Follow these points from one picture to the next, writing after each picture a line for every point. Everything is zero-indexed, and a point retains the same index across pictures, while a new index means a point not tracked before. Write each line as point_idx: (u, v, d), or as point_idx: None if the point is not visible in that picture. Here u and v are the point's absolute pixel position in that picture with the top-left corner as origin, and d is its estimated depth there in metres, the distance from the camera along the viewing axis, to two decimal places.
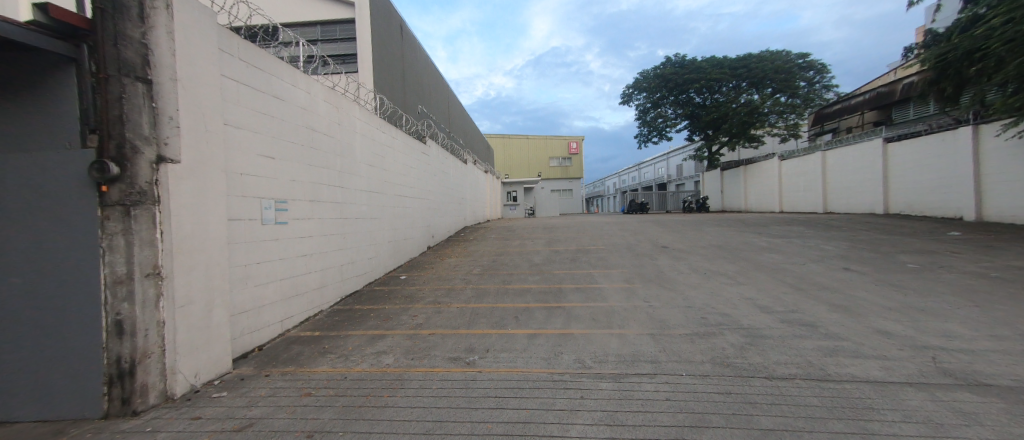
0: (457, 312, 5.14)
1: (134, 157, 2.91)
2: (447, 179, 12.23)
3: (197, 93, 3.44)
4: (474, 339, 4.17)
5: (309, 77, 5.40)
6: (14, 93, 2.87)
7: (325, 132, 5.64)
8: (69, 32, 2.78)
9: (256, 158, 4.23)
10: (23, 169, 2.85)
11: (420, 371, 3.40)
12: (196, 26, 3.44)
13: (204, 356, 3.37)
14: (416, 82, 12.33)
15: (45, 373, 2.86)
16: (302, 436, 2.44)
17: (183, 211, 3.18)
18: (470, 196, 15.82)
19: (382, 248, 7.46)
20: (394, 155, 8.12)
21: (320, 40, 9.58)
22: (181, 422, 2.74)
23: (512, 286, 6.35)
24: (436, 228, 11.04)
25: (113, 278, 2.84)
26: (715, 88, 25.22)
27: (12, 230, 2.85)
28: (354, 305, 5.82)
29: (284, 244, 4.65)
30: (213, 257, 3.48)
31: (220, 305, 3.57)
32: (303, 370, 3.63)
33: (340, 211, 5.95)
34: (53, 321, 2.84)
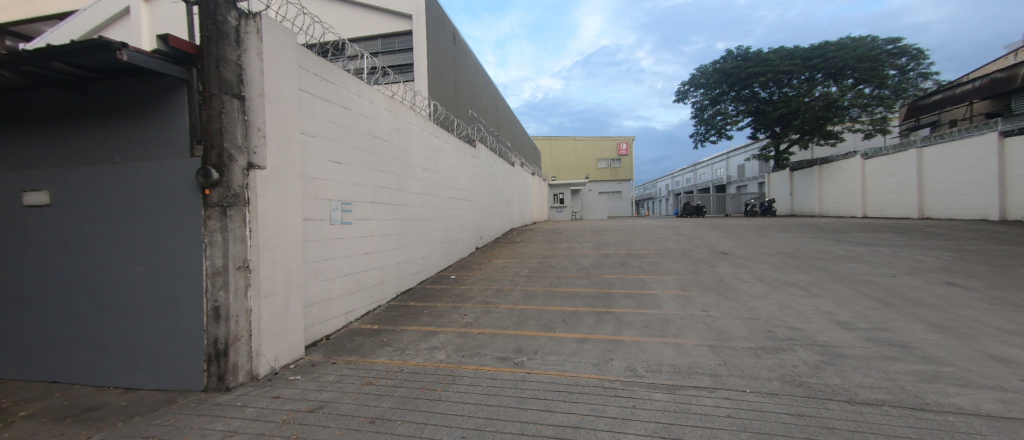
0: (506, 313, 5.23)
1: (230, 163, 3.33)
2: (496, 182, 12.45)
3: (282, 106, 3.85)
4: (522, 340, 4.20)
5: (372, 87, 5.80)
6: (143, 111, 3.44)
7: (385, 138, 6.03)
8: (183, 58, 3.28)
9: (327, 164, 4.64)
10: (149, 176, 3.39)
11: (471, 368, 3.52)
12: (281, 47, 3.86)
13: (282, 341, 3.75)
14: (467, 87, 12.71)
15: (161, 349, 3.37)
16: (365, 422, 2.62)
17: (267, 211, 3.56)
18: (518, 198, 15.95)
19: (434, 248, 7.78)
20: (446, 159, 8.44)
21: (381, 52, 10.23)
22: (264, 400, 3.07)
23: (560, 289, 6.31)
24: (485, 230, 11.29)
25: (213, 269, 3.27)
26: (784, 81, 23.10)
27: (140, 226, 3.40)
28: (408, 301, 6.14)
29: (348, 242, 5.03)
30: (290, 253, 3.86)
31: (296, 297, 3.96)
32: (364, 360, 3.89)
33: (397, 213, 6.31)
34: (168, 304, 3.34)
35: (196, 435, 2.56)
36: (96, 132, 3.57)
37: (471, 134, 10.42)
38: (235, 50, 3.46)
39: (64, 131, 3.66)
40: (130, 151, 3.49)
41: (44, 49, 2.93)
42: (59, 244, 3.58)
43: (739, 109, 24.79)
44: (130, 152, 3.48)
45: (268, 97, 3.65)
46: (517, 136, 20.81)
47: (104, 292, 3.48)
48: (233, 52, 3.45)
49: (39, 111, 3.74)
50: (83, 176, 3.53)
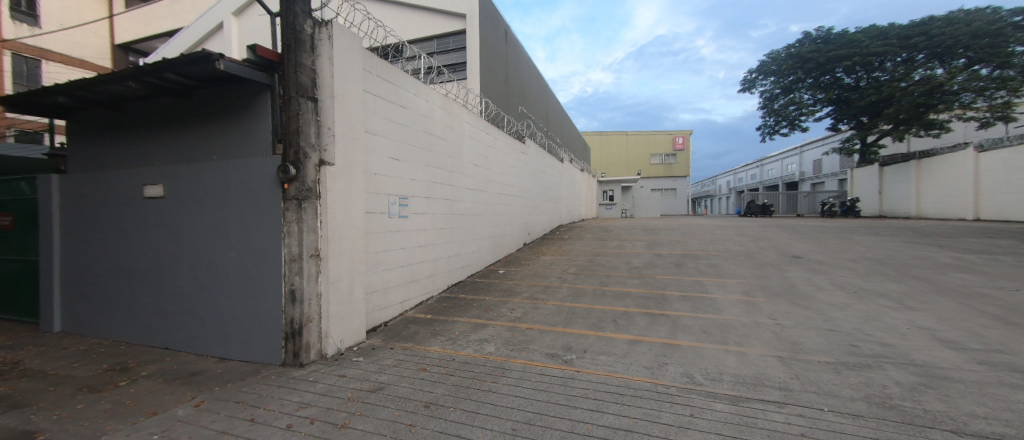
0: (554, 310, 5.20)
1: (305, 160, 3.64)
2: (544, 178, 12.39)
3: (349, 107, 4.13)
4: (571, 338, 4.16)
5: (428, 87, 6.02)
6: (236, 114, 3.89)
7: (440, 136, 6.24)
8: (267, 65, 3.65)
9: (387, 161, 4.90)
10: (239, 172, 3.82)
11: (520, 362, 3.56)
12: (349, 51, 4.14)
13: (347, 325, 4.06)
14: (518, 84, 12.75)
15: (247, 326, 3.80)
16: (421, 405, 2.76)
17: (335, 204, 3.86)
18: (566, 195, 15.75)
19: (483, 243, 7.94)
20: (496, 156, 8.55)
21: (436, 52, 10.57)
22: (332, 377, 3.35)
23: (609, 289, 6.14)
24: (533, 226, 11.30)
25: (290, 256, 3.61)
26: (875, 64, 20.35)
27: (232, 217, 3.86)
28: (459, 294, 6.34)
29: (405, 235, 5.30)
30: (354, 244, 4.16)
31: (359, 284, 4.26)
32: (419, 347, 4.09)
33: (449, 208, 6.53)
34: (253, 286, 3.77)
35: (276, 404, 2.86)
36: (200, 134, 4.10)
37: (521, 130, 10.46)
38: (310, 55, 3.78)
39: (175, 133, 4.25)
40: (226, 150, 3.98)
41: (161, 62, 3.42)
42: (171, 231, 4.17)
43: (817, 98, 22.31)
44: (226, 151, 3.95)
45: (337, 99, 3.93)
46: (567, 132, 20.49)
47: (205, 273, 4.01)
48: (308, 57, 3.76)
49: (157, 116, 4.36)
50: (189, 173, 4.06)
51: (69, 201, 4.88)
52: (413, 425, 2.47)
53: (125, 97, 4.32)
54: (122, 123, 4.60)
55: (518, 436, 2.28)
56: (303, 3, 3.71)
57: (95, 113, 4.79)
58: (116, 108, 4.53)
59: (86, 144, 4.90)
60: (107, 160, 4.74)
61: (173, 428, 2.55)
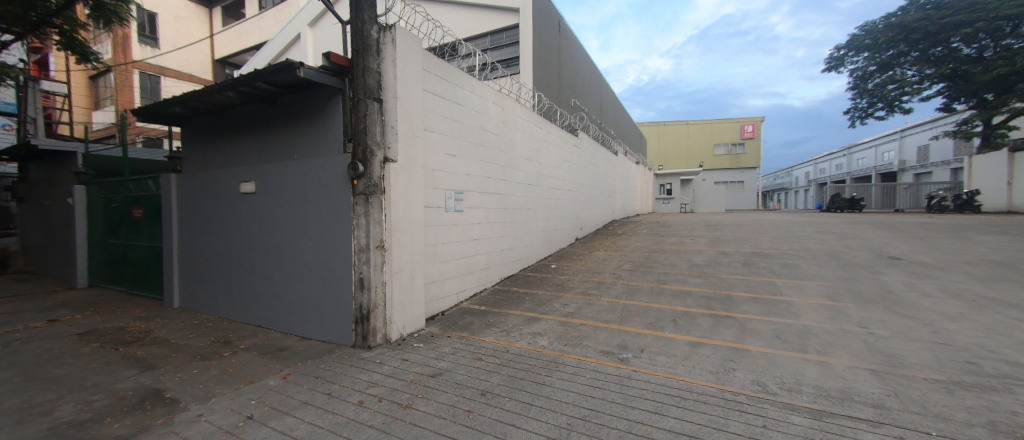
0: (608, 307, 5.08)
1: (371, 157, 3.91)
2: (598, 172, 12.09)
3: (410, 106, 4.34)
4: (627, 337, 4.03)
5: (483, 83, 6.12)
6: (313, 117, 4.29)
7: (493, 131, 6.33)
8: (338, 70, 3.97)
9: (444, 157, 5.08)
10: (316, 169, 4.19)
11: (574, 358, 3.53)
12: (410, 53, 4.33)
13: (408, 312, 4.31)
14: (571, 76, 12.52)
15: (323, 309, 4.20)
16: (477, 393, 2.86)
17: (397, 199, 4.10)
18: (620, 188, 15.23)
19: (536, 237, 7.96)
20: (549, 149, 8.49)
21: (490, 49, 10.67)
22: (396, 361, 3.59)
23: (668, 287, 5.85)
24: (585, 221, 11.11)
25: (359, 247, 3.91)
26: (1005, 30, 17.03)
27: (311, 210, 4.26)
28: (511, 287, 6.43)
29: (460, 229, 5.47)
30: (415, 236, 4.38)
31: (419, 275, 4.48)
32: (475, 337, 4.22)
33: (502, 202, 6.62)
34: (328, 273, 4.15)
35: (349, 381, 3.13)
36: (285, 135, 4.58)
37: (574, 123, 10.26)
38: (376, 58, 4.02)
39: (265, 136, 4.77)
40: (307, 150, 4.40)
41: (253, 73, 3.85)
42: (261, 223, 4.71)
43: (924, 74, 19.11)
44: (306, 151, 4.37)
45: (400, 98, 4.15)
46: (622, 123, 19.71)
47: (288, 261, 4.48)
48: (374, 61, 4.00)
49: (250, 121, 4.93)
50: (274, 171, 4.55)
51: (183, 196, 5.71)
52: (471, 411, 2.56)
53: (225, 106, 4.93)
54: (223, 127, 5.27)
55: (574, 431, 2.27)
56: (370, 10, 3.95)
57: (202, 121, 5.54)
58: (218, 115, 5.21)
59: (196, 147, 5.68)
60: (212, 160, 5.47)
61: (267, 396, 2.91)
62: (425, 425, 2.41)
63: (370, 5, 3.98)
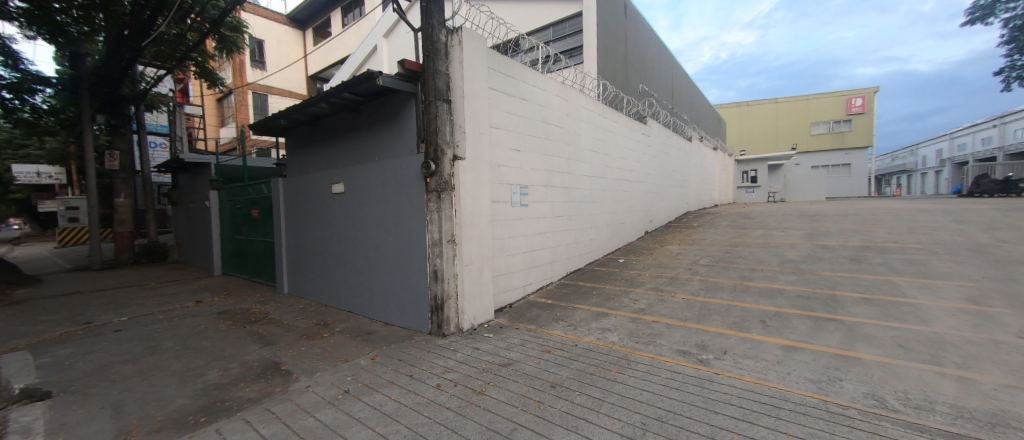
0: (684, 304, 4.76)
1: (442, 156, 4.13)
2: (670, 161, 11.30)
3: (477, 104, 4.48)
4: (706, 337, 3.75)
5: (546, 76, 6.07)
6: (391, 121, 4.66)
7: (558, 124, 6.25)
8: (412, 76, 4.25)
9: (510, 152, 5.16)
10: (395, 170, 4.55)
11: (647, 356, 3.39)
12: (476, 53, 4.46)
13: (479, 304, 4.50)
14: (638, 61, 11.82)
15: (403, 297, 4.57)
16: (547, 385, 2.89)
17: (466, 194, 4.28)
18: (695, 177, 14.08)
19: (602, 231, 7.74)
20: (615, 140, 8.16)
21: (553, 40, 10.35)
22: (469, 349, 3.77)
23: (754, 285, 5.29)
24: (656, 213, 10.49)
25: (433, 241, 4.17)
26: None
27: (390, 207, 4.64)
28: (577, 281, 6.36)
29: (526, 223, 5.53)
30: (483, 230, 4.54)
31: (488, 267, 4.64)
32: (542, 330, 4.26)
33: (567, 195, 6.54)
34: (407, 264, 4.50)
35: (428, 365, 3.38)
36: (367, 139, 5.04)
37: (641, 110, 9.70)
38: (445, 62, 4.22)
39: (351, 141, 5.30)
40: (386, 152, 4.79)
41: (340, 86, 4.30)
42: (350, 219, 5.25)
43: None
44: (385, 152, 4.76)
45: (467, 98, 4.31)
46: (696, 107, 18.12)
47: (373, 254, 4.95)
48: (443, 64, 4.21)
49: (339, 128, 5.50)
50: (359, 173, 5.03)
51: (288, 197, 6.58)
52: (541, 402, 2.60)
53: (318, 116, 5.57)
54: (317, 135, 5.96)
55: (649, 431, 2.19)
56: (438, 15, 4.16)
57: (300, 131, 6.33)
58: (313, 124, 5.90)
59: (296, 154, 6.51)
60: (309, 165, 6.23)
61: (359, 373, 3.26)
62: (497, 412, 2.51)
63: (439, 11, 4.18)
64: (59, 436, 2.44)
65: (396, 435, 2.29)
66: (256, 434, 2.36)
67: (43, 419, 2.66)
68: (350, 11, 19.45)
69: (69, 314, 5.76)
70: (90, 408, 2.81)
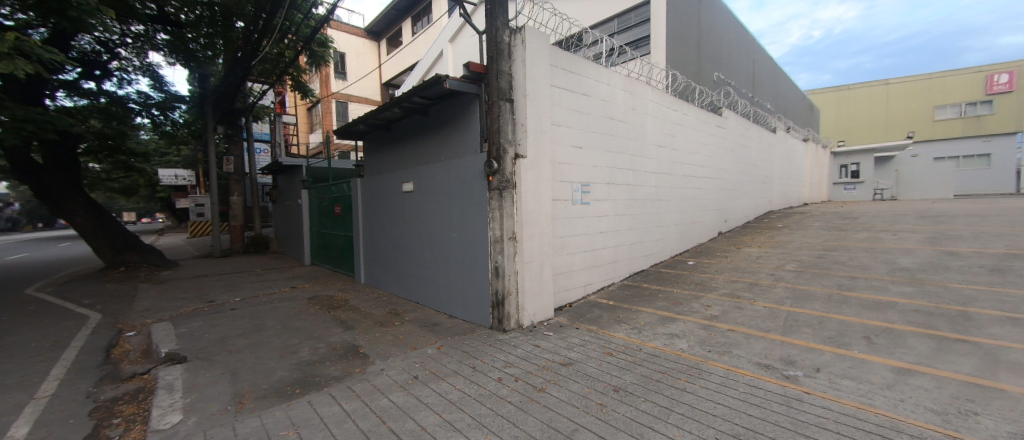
0: (765, 313, 4.31)
1: (504, 155, 4.20)
2: (750, 155, 10.26)
3: (540, 102, 4.48)
4: (794, 351, 3.35)
5: (610, 69, 5.86)
6: (457, 122, 4.86)
7: (622, 119, 6.00)
8: (476, 77, 4.39)
9: (571, 149, 5.08)
10: (459, 169, 4.74)
11: (721, 366, 3.13)
12: (539, 50, 4.46)
13: (539, 302, 4.51)
14: (713, 47, 10.87)
15: (466, 292, 4.76)
16: (610, 388, 2.81)
17: (527, 192, 4.31)
18: (780, 173, 12.61)
19: (669, 231, 7.29)
20: (685, 134, 7.60)
21: (617, 32, 9.83)
22: (529, 346, 3.81)
23: (855, 295, 4.60)
24: (731, 212, 9.62)
25: (495, 238, 4.28)
26: None
27: (455, 204, 4.84)
28: (642, 283, 6.08)
29: (588, 221, 5.42)
30: (543, 228, 4.53)
31: (548, 265, 4.63)
32: (604, 332, 4.15)
33: (631, 193, 6.27)
34: (469, 259, 4.66)
35: (489, 359, 3.48)
36: (435, 140, 5.31)
37: (717, 100, 8.92)
38: (508, 61, 4.29)
39: (419, 143, 5.63)
40: (451, 152, 5.01)
41: (411, 91, 4.59)
42: (418, 216, 5.59)
43: None
44: (451, 152, 4.99)
45: (529, 96, 4.34)
46: (783, 93, 16.17)
47: (438, 248, 5.21)
48: (506, 64, 4.28)
49: (409, 131, 5.88)
50: (427, 172, 5.33)
51: (365, 195, 7.19)
52: (604, 405, 2.54)
53: (392, 120, 6.01)
54: (390, 138, 6.43)
55: None
56: (502, 16, 4.23)
57: (376, 135, 6.87)
58: (387, 128, 6.37)
59: (372, 156, 7.09)
60: (383, 166, 6.75)
61: (427, 361, 3.46)
62: (559, 411, 2.50)
63: (503, 11, 4.25)
64: (192, 394, 2.95)
65: (461, 423, 2.38)
66: (340, 409, 2.62)
67: (181, 378, 3.24)
68: (419, 19, 20.48)
69: (198, 293, 6.93)
70: (214, 372, 3.35)
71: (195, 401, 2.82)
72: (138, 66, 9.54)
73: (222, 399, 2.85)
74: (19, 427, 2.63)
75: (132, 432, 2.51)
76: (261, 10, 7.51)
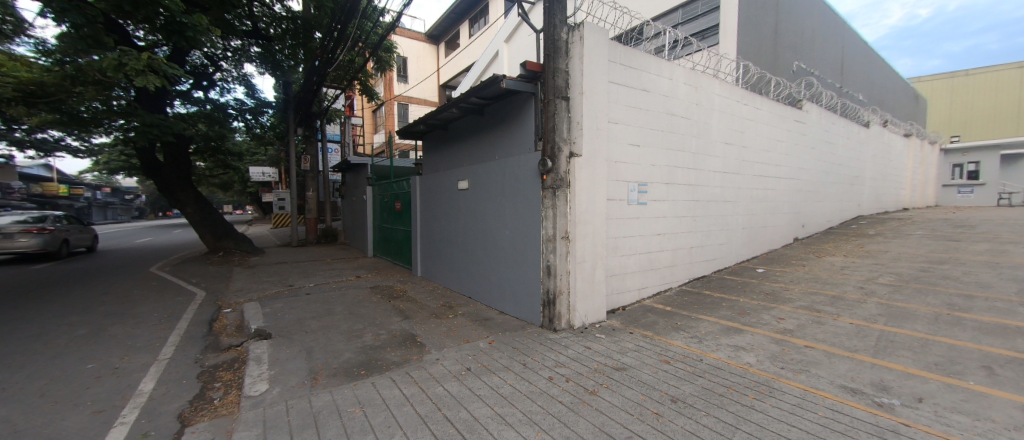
0: (851, 331, 3.83)
1: (559, 154, 4.17)
2: (835, 153, 9.14)
3: (597, 99, 4.37)
4: (887, 376, 2.94)
5: (673, 63, 5.54)
6: (513, 121, 4.93)
7: (685, 115, 5.66)
8: (532, 76, 4.41)
9: (628, 147, 4.90)
10: (514, 167, 4.78)
11: (797, 386, 2.84)
12: (597, 46, 4.35)
13: (591, 303, 4.42)
14: (793, 33, 9.83)
15: (517, 289, 4.81)
16: (667, 398, 2.68)
17: (581, 191, 4.23)
18: (874, 173, 11.08)
19: (736, 235, 6.76)
20: (757, 129, 6.97)
21: (682, 23, 9.17)
22: (580, 347, 3.76)
23: (971, 317, 3.91)
24: (810, 217, 8.65)
25: (548, 236, 4.27)
26: None
27: (509, 202, 4.91)
28: (703, 289, 5.71)
29: (644, 222, 5.19)
30: (597, 228, 4.42)
31: (601, 266, 4.51)
32: (660, 338, 3.96)
33: (693, 193, 5.89)
34: (521, 256, 4.70)
35: (540, 357, 3.49)
36: (491, 139, 5.42)
37: (796, 93, 8.06)
38: (565, 59, 4.24)
39: (476, 141, 5.78)
40: (506, 150, 5.09)
41: (469, 91, 4.73)
42: (472, 213, 5.75)
43: None
44: (507, 151, 5.06)
45: (586, 94, 4.25)
46: (879, 82, 14.18)
47: (491, 245, 5.32)
48: (563, 62, 4.24)
49: (465, 130, 6.06)
50: (481, 171, 5.45)
51: (423, 192, 7.54)
52: (660, 415, 2.43)
53: (449, 120, 6.23)
54: (448, 138, 6.68)
55: None
56: (561, 13, 4.19)
57: (434, 134, 7.16)
58: (445, 127, 6.62)
59: (430, 156, 7.41)
60: (440, 165, 7.03)
61: (479, 354, 3.56)
62: (612, 416, 2.44)
63: (562, 9, 4.21)
64: (276, 367, 3.31)
65: (512, 418, 2.42)
66: (400, 392, 2.79)
67: (267, 352, 3.65)
68: (476, 21, 20.99)
69: (279, 277, 7.76)
70: (293, 349, 3.74)
71: (278, 373, 3.17)
72: (235, 77, 10.89)
73: (300, 374, 3.16)
74: (146, 382, 3.14)
75: (230, 396, 2.89)
76: (336, 21, 8.10)
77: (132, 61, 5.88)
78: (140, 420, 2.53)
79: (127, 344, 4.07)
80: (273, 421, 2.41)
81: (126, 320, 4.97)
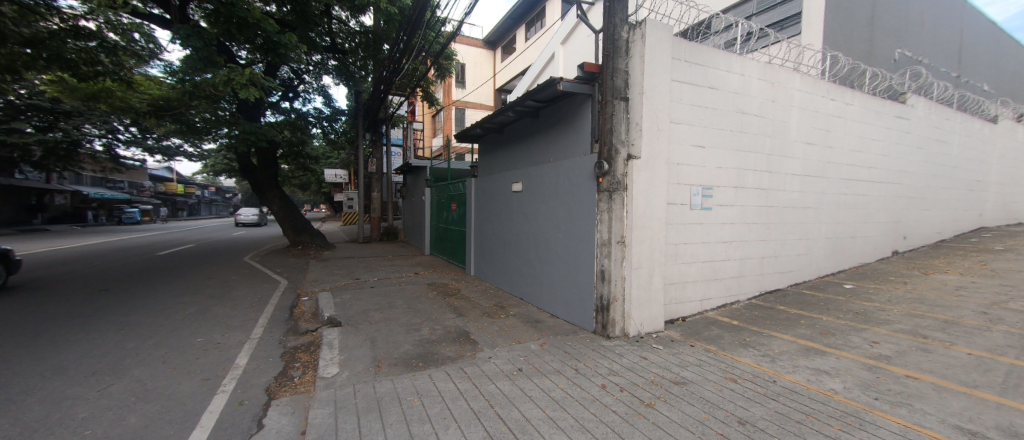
0: (965, 364, 3.24)
1: (615, 156, 4.06)
2: (948, 154, 7.81)
3: (658, 99, 4.17)
4: (1018, 420, 2.44)
5: (745, 57, 5.12)
6: (569, 123, 4.89)
7: (758, 113, 5.20)
8: (590, 77, 4.34)
9: (691, 149, 4.62)
10: (569, 169, 4.74)
11: (894, 421, 2.47)
12: (660, 44, 4.16)
13: (647, 312, 4.22)
14: (895, 18, 8.57)
15: (569, 292, 4.76)
16: (733, 419, 2.47)
17: (639, 194, 4.06)
18: (1002, 177, 9.27)
19: (817, 245, 6.05)
20: (846, 128, 6.19)
21: (757, 14, 8.39)
22: (635, 356, 3.61)
23: None
24: (913, 228, 7.47)
25: (603, 240, 4.16)
26: None
27: (563, 204, 4.87)
28: (776, 304, 5.19)
29: (707, 229, 4.85)
30: (656, 234, 4.22)
31: (659, 274, 4.29)
32: (726, 354, 3.66)
33: (766, 198, 5.39)
34: (574, 259, 4.64)
35: (592, 363, 3.42)
36: (545, 141, 5.43)
37: (898, 85, 7.03)
38: (625, 59, 4.11)
39: (530, 143, 5.84)
40: (561, 152, 5.07)
41: (525, 94, 4.80)
42: (525, 215, 5.82)
43: None
44: (562, 152, 5.04)
45: (646, 93, 4.09)
46: (1011, 70, 11.82)
47: (543, 247, 5.33)
48: (623, 61, 4.12)
49: (520, 132, 6.14)
50: (535, 173, 5.49)
51: (477, 194, 7.75)
52: (724, 435, 2.26)
53: (505, 123, 6.36)
54: (502, 141, 6.82)
55: None
56: (621, 12, 4.08)
57: (490, 138, 7.35)
58: (500, 130, 6.76)
59: (485, 159, 7.61)
60: (495, 167, 7.18)
61: (530, 355, 3.58)
62: (669, 431, 2.31)
63: (622, 7, 4.10)
64: (345, 352, 3.60)
65: (564, 422, 2.39)
66: (454, 386, 2.89)
67: (337, 338, 3.99)
68: (532, 25, 21.09)
69: (348, 270, 8.49)
70: (359, 338, 4.04)
71: (346, 358, 3.44)
72: (315, 89, 12.10)
73: (364, 361, 3.41)
74: (240, 357, 3.59)
75: (307, 375, 3.21)
76: (403, 33, 8.59)
77: (238, 77, 6.78)
78: (236, 390, 2.90)
79: (227, 322, 4.70)
80: (343, 402, 2.62)
81: (226, 301, 5.76)
